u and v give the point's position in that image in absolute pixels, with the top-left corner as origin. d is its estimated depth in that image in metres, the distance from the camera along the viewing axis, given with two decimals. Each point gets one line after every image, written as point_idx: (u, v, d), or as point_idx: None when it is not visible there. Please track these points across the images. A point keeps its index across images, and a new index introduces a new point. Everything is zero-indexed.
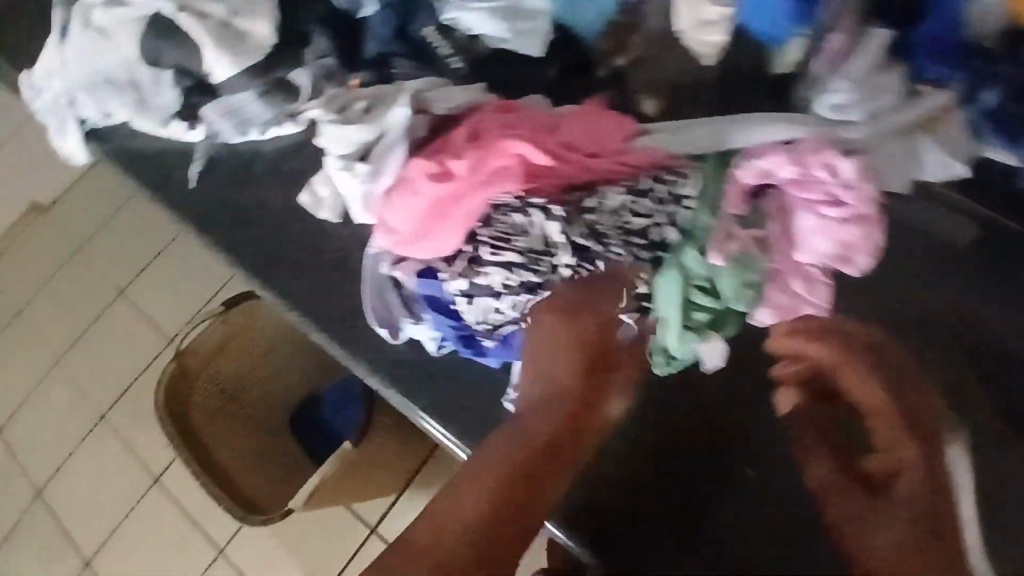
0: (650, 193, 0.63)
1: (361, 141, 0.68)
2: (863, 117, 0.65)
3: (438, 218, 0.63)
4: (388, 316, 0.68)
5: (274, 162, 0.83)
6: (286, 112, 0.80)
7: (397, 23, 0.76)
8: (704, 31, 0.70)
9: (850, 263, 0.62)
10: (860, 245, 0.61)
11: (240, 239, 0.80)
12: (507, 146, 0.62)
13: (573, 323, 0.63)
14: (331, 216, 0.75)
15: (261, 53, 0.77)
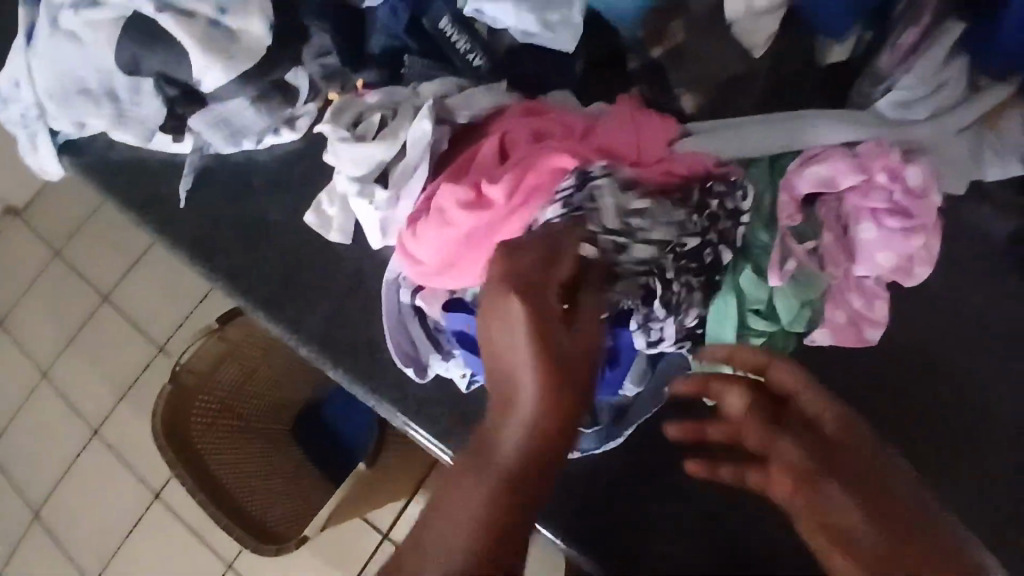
0: (712, 207, 0.55)
1: (380, 159, 0.58)
2: (926, 113, 0.60)
3: (476, 250, 0.55)
4: (411, 353, 0.61)
5: (273, 174, 0.75)
6: (287, 117, 0.73)
7: (407, 16, 0.65)
8: (756, 20, 0.62)
9: (911, 273, 0.58)
10: (920, 257, 0.58)
11: (239, 263, 0.73)
12: (563, 170, 0.54)
13: (621, 356, 0.57)
14: (341, 239, 0.67)
15: (258, 57, 0.66)
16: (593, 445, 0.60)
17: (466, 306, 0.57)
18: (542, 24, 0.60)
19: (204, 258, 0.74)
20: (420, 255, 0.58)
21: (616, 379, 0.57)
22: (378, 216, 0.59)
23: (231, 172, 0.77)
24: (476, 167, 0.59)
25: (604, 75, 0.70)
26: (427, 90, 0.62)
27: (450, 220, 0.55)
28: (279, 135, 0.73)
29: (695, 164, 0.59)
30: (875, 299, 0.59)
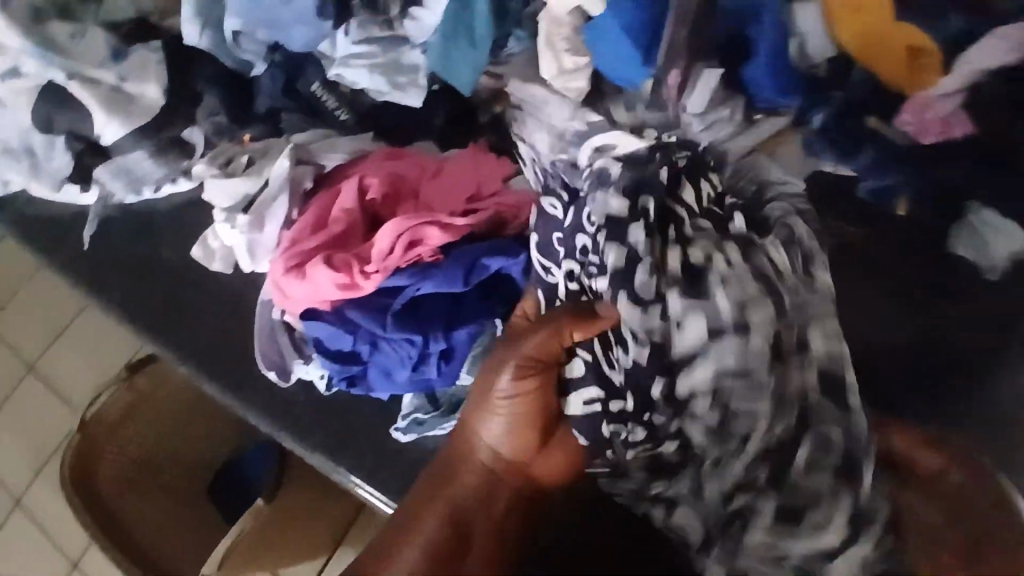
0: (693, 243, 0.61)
1: (246, 193, 0.72)
2: (706, 144, 0.71)
3: (330, 292, 0.65)
4: (274, 360, 0.71)
5: (173, 217, 0.85)
6: (179, 167, 0.82)
7: (283, 82, 0.80)
8: (569, 78, 0.74)
9: None
10: None
11: (137, 294, 0.81)
12: (427, 233, 0.66)
13: (455, 352, 0.66)
14: (223, 267, 0.78)
15: (152, 113, 0.80)
16: (430, 432, 0.67)
17: (321, 316, 0.67)
18: (392, 85, 0.76)
19: (104, 293, 0.81)
20: (293, 296, 0.67)
21: (444, 372, 0.66)
22: (243, 238, 0.71)
23: (135, 216, 0.86)
24: (345, 217, 0.69)
25: (459, 125, 0.82)
26: (297, 138, 0.76)
27: (310, 274, 0.65)
28: (175, 183, 0.83)
29: (520, 199, 0.72)
30: None
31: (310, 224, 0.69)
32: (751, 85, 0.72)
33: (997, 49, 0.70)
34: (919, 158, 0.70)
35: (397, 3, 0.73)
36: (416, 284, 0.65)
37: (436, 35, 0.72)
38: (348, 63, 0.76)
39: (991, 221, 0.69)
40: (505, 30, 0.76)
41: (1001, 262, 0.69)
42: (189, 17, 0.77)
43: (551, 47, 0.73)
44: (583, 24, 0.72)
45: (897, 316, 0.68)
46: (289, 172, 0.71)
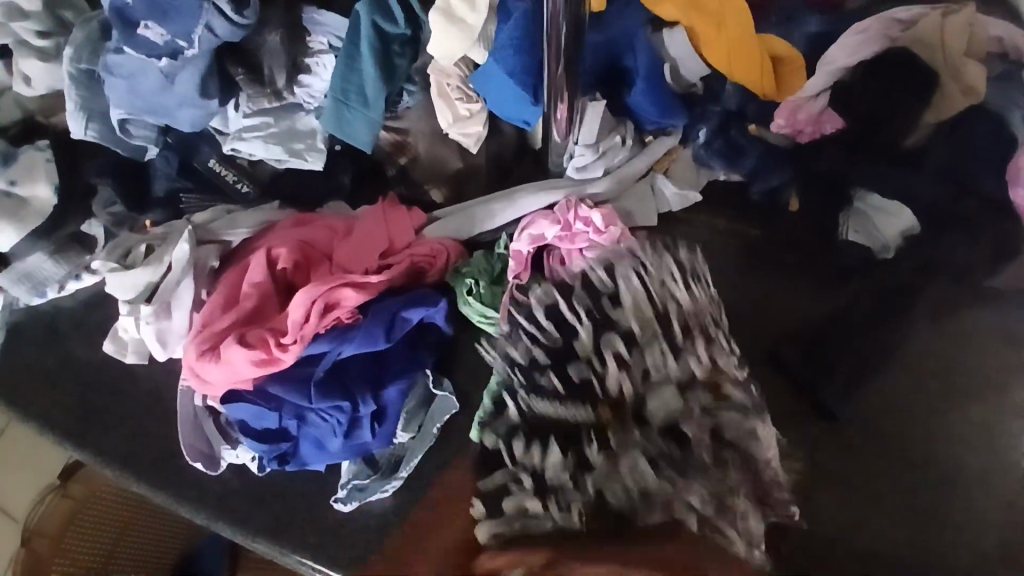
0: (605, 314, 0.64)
1: (146, 282, 0.71)
2: (602, 171, 0.75)
3: (248, 371, 0.64)
4: (199, 449, 0.68)
5: (82, 316, 0.81)
6: (82, 263, 0.79)
7: (178, 161, 0.81)
8: (465, 124, 0.76)
9: None
10: None
11: (49, 404, 0.76)
12: (343, 293, 0.65)
13: (387, 412, 0.65)
14: (138, 358, 0.75)
15: (44, 215, 0.77)
16: (371, 498, 0.65)
17: (243, 396, 0.65)
18: (290, 152, 0.77)
19: (14, 406, 0.77)
20: (212, 380, 0.66)
21: (377, 434, 0.65)
22: (151, 329, 0.70)
23: (40, 321, 0.81)
24: (255, 290, 0.68)
25: (367, 182, 0.82)
26: (196, 218, 0.76)
27: (226, 355, 0.64)
28: (79, 279, 0.78)
29: (433, 247, 0.72)
30: None
31: (221, 303, 0.69)
32: (637, 110, 0.76)
33: (854, 47, 0.74)
34: (802, 154, 0.74)
35: (282, 74, 0.74)
36: (336, 348, 0.64)
37: (329, 96, 0.73)
38: (246, 137, 0.77)
39: (877, 205, 0.71)
40: (398, 86, 0.75)
41: (894, 242, 0.70)
42: (74, 113, 0.76)
43: (442, 97, 0.75)
44: (471, 72, 0.74)
45: (814, 296, 0.70)
46: (191, 254, 0.71)
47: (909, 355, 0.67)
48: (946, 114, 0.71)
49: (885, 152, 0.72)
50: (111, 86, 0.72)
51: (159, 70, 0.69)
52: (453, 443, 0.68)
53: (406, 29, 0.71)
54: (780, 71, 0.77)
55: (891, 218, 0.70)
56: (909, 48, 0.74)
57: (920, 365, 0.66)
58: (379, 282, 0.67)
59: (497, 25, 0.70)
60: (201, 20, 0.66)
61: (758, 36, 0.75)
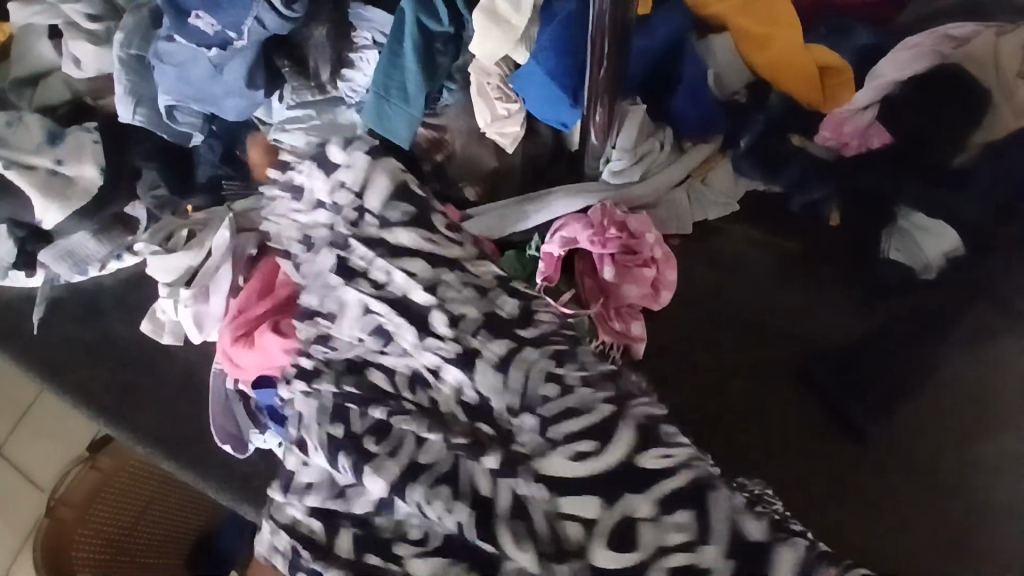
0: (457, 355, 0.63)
1: (188, 266, 0.73)
2: (640, 175, 0.75)
3: (285, 358, 0.65)
4: (230, 432, 0.70)
5: (122, 294, 0.83)
6: (124, 243, 0.82)
7: (221, 150, 0.83)
8: (503, 124, 0.76)
9: (659, 294, 0.69)
10: (663, 280, 0.69)
11: (87, 378, 0.78)
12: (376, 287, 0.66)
13: None
14: (174, 339, 0.77)
15: (90, 195, 0.80)
16: None
17: (274, 382, 0.67)
18: (330, 145, 0.78)
19: (52, 378, 0.79)
20: (244, 364, 0.68)
21: None
22: (189, 311, 0.72)
23: (82, 297, 0.84)
24: (290, 279, 0.70)
25: None
26: (237, 206, 0.77)
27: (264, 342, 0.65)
28: (120, 259, 0.81)
29: None
30: (637, 318, 0.69)
31: (258, 291, 0.70)
32: (677, 118, 0.75)
33: (903, 62, 0.71)
34: (845, 169, 0.72)
35: (327, 69, 0.75)
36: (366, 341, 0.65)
37: (370, 91, 0.74)
38: (289, 129, 0.79)
39: (923, 223, 0.69)
40: (439, 84, 0.76)
41: (936, 262, 0.68)
42: (123, 97, 0.78)
43: (482, 96, 0.75)
44: (511, 72, 0.74)
45: (853, 311, 0.69)
46: (231, 241, 0.73)
47: (947, 379, 0.65)
48: (998, 134, 0.69)
49: (931, 170, 0.69)
50: (161, 73, 0.74)
51: (208, 59, 0.71)
52: None
53: (450, 27, 0.72)
54: (826, 83, 0.75)
55: (938, 236, 0.68)
56: (964, 66, 0.71)
57: (957, 388, 0.64)
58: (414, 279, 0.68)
59: (540, 26, 0.70)
60: (252, 12, 0.67)
61: (805, 46, 0.74)
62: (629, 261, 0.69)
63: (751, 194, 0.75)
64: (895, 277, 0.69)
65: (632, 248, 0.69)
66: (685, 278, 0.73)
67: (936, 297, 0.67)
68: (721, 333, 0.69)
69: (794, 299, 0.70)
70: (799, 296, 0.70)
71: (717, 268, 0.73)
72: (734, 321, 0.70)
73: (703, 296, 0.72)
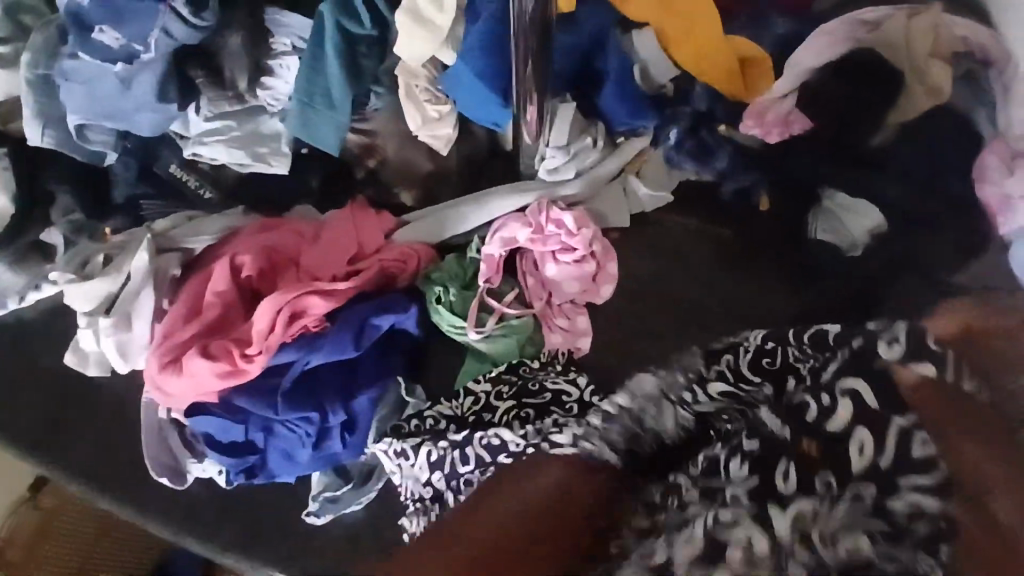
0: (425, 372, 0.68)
1: (108, 292, 0.69)
2: (575, 172, 0.74)
3: (216, 384, 0.62)
4: (167, 463, 0.67)
5: (43, 327, 0.78)
6: (42, 273, 0.76)
7: (138, 168, 0.79)
8: (434, 126, 0.74)
9: (600, 287, 0.70)
10: (602, 273, 0.70)
11: (10, 419, 0.73)
12: (311, 301, 0.64)
13: (358, 421, 0.64)
14: (100, 370, 0.73)
15: (2, 224, 0.75)
16: (342, 509, 0.64)
17: (208, 408, 0.64)
18: (253, 156, 0.75)
19: None
20: (174, 392, 0.64)
21: (346, 444, 0.64)
22: (112, 341, 0.68)
23: (1, 332, 0.78)
24: (219, 300, 0.66)
25: (335, 183, 0.80)
26: (159, 226, 0.74)
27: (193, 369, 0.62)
28: (39, 291, 0.75)
29: (403, 254, 0.70)
30: (581, 314, 0.69)
31: (185, 314, 0.67)
32: (608, 113, 0.75)
33: (820, 49, 0.73)
34: (773, 155, 0.73)
35: (244, 77, 0.72)
36: (304, 358, 0.63)
37: (293, 99, 0.71)
38: (210, 143, 0.75)
39: (845, 204, 0.71)
40: (366, 89, 0.74)
41: (862, 240, 0.70)
42: (30, 119, 0.73)
43: (410, 99, 0.73)
44: (439, 73, 0.72)
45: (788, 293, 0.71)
46: (151, 264, 0.70)
47: None
48: (915, 113, 0.71)
49: (853, 152, 0.71)
50: (67, 92, 0.69)
51: (116, 75, 0.67)
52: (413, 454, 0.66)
53: (373, 30, 0.70)
54: (747, 74, 0.77)
55: (862, 215, 0.70)
56: (878, 50, 0.73)
57: None
58: (354, 290, 0.66)
59: (465, 26, 0.69)
60: (158, 23, 0.64)
61: (726, 38, 0.75)
62: (568, 256, 0.69)
63: (685, 184, 0.76)
64: (825, 257, 0.71)
65: (570, 243, 0.69)
66: (626, 271, 0.73)
67: (865, 275, 0.69)
68: (665, 324, 0.70)
69: (732, 285, 0.72)
70: (737, 282, 0.72)
71: (657, 259, 0.74)
72: (676, 311, 0.71)
73: (644, 288, 0.72)
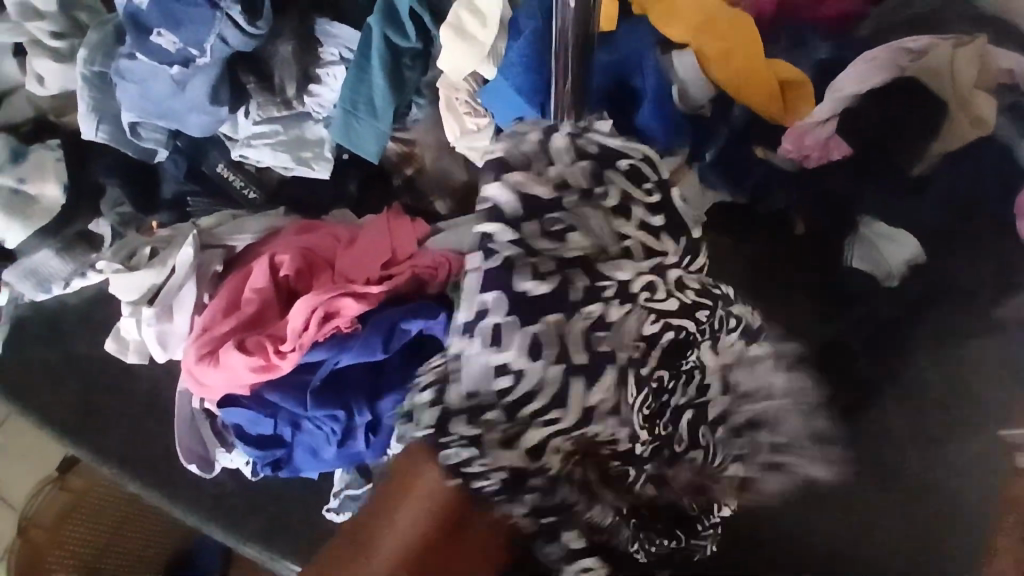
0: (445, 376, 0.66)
1: (152, 284, 0.72)
2: None
3: (249, 378, 0.64)
4: (196, 452, 0.69)
5: (86, 313, 0.82)
6: (88, 261, 0.80)
7: (186, 166, 0.82)
8: (472, 138, 0.76)
9: None
10: None
11: (51, 400, 0.77)
12: (345, 302, 0.65)
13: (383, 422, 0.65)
14: (139, 358, 0.75)
15: (53, 213, 0.78)
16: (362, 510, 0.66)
17: (240, 402, 0.66)
18: (297, 159, 0.78)
19: (17, 400, 0.77)
20: (209, 384, 0.66)
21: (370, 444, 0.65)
22: (152, 330, 0.71)
23: (43, 317, 0.82)
24: (257, 296, 0.69)
25: (372, 187, 0.83)
26: (203, 222, 0.77)
27: (229, 362, 0.64)
28: (84, 277, 0.79)
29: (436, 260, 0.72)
30: None
31: (224, 307, 0.69)
32: (645, 130, 0.73)
33: (862, 75, 0.72)
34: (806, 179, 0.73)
35: (292, 84, 0.75)
36: (334, 357, 0.64)
37: (338, 107, 0.74)
38: (255, 144, 0.78)
39: (884, 232, 0.70)
40: (407, 99, 0.76)
41: (898, 270, 0.69)
42: (85, 114, 0.77)
43: (451, 110, 0.76)
44: (479, 87, 0.74)
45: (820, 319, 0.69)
46: (195, 259, 0.72)
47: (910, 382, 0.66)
48: (953, 144, 0.70)
49: (888, 181, 0.71)
50: (123, 91, 0.73)
51: (170, 77, 0.70)
52: None
53: (417, 43, 0.72)
54: (785, 95, 0.76)
55: (905, 243, 0.70)
56: (919, 79, 0.71)
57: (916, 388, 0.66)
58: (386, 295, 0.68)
59: (507, 42, 0.71)
60: (214, 30, 0.67)
61: (766, 60, 0.75)
62: None
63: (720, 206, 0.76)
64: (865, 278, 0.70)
65: None
66: None
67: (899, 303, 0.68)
68: None
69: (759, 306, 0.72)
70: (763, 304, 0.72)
71: None
72: None
73: None
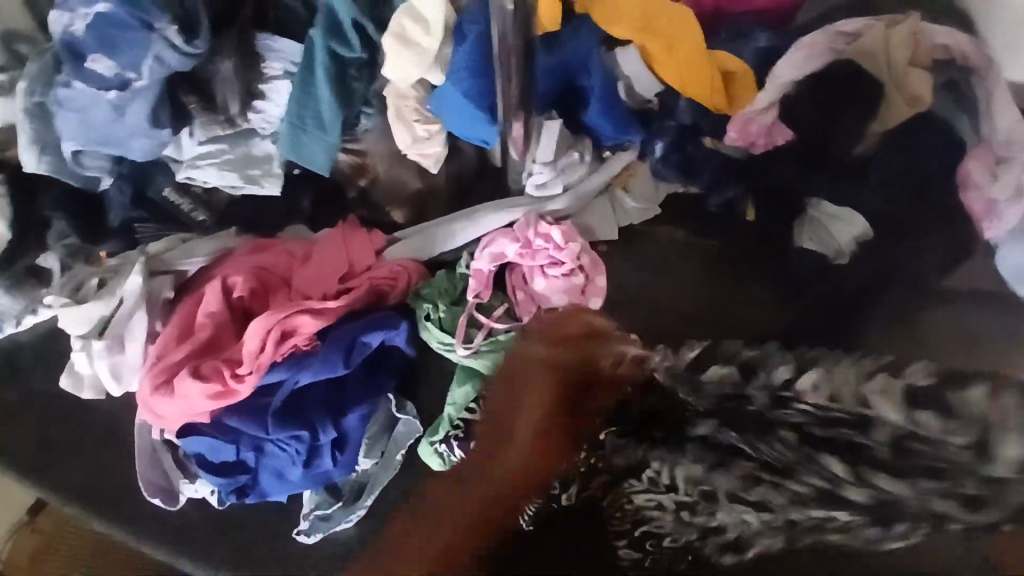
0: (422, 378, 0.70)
1: (101, 315, 0.70)
2: (562, 188, 0.76)
3: (207, 405, 0.63)
4: (159, 485, 0.67)
5: (39, 350, 0.79)
6: (38, 297, 0.78)
7: (131, 191, 0.79)
8: (423, 145, 0.75)
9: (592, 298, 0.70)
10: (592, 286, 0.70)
11: (6, 442, 0.74)
12: (302, 319, 0.64)
13: (349, 438, 0.64)
14: (95, 393, 0.73)
15: None
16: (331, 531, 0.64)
17: (200, 429, 0.64)
18: (245, 178, 0.77)
19: None
20: (166, 414, 0.65)
21: (336, 462, 0.64)
22: (105, 363, 0.69)
23: None
24: (211, 320, 0.67)
25: (326, 203, 0.81)
26: (151, 249, 0.75)
27: (186, 390, 0.62)
28: (35, 314, 0.77)
29: (393, 270, 0.71)
30: None
31: (177, 334, 0.68)
32: (593, 128, 0.77)
33: (800, 61, 0.73)
34: (758, 166, 0.74)
35: (236, 102, 0.74)
36: (294, 376, 0.63)
37: (285, 122, 0.73)
38: (203, 165, 0.77)
39: (831, 212, 0.72)
40: (355, 110, 0.75)
41: (848, 248, 0.70)
42: (25, 146, 0.74)
43: (401, 120, 0.75)
44: (427, 94, 0.74)
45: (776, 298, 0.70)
46: (144, 286, 0.71)
47: None
48: (896, 123, 0.71)
49: (835, 163, 0.72)
50: (61, 118, 0.71)
51: (107, 101, 0.68)
52: (405, 471, 0.66)
53: (362, 52, 0.71)
54: (730, 86, 0.78)
55: (862, 224, 0.70)
56: (856, 61, 0.73)
57: None
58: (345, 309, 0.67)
59: (452, 47, 0.70)
60: (150, 52, 0.66)
61: (708, 53, 0.76)
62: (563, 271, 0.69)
63: (671, 198, 0.79)
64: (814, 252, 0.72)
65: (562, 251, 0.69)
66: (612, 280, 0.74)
67: (856, 282, 0.69)
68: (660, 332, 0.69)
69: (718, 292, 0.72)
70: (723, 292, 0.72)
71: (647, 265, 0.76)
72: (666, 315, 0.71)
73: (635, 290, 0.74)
